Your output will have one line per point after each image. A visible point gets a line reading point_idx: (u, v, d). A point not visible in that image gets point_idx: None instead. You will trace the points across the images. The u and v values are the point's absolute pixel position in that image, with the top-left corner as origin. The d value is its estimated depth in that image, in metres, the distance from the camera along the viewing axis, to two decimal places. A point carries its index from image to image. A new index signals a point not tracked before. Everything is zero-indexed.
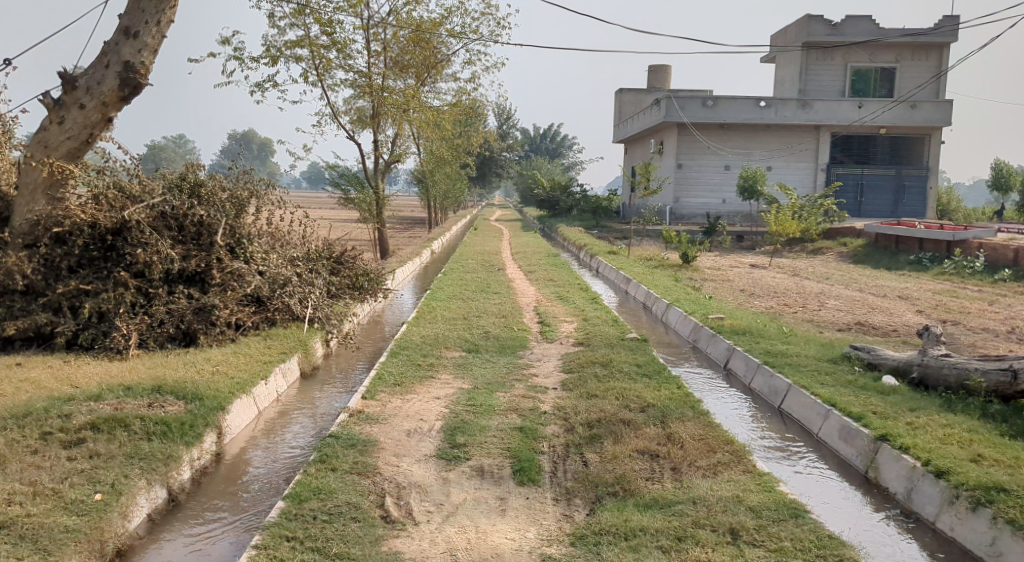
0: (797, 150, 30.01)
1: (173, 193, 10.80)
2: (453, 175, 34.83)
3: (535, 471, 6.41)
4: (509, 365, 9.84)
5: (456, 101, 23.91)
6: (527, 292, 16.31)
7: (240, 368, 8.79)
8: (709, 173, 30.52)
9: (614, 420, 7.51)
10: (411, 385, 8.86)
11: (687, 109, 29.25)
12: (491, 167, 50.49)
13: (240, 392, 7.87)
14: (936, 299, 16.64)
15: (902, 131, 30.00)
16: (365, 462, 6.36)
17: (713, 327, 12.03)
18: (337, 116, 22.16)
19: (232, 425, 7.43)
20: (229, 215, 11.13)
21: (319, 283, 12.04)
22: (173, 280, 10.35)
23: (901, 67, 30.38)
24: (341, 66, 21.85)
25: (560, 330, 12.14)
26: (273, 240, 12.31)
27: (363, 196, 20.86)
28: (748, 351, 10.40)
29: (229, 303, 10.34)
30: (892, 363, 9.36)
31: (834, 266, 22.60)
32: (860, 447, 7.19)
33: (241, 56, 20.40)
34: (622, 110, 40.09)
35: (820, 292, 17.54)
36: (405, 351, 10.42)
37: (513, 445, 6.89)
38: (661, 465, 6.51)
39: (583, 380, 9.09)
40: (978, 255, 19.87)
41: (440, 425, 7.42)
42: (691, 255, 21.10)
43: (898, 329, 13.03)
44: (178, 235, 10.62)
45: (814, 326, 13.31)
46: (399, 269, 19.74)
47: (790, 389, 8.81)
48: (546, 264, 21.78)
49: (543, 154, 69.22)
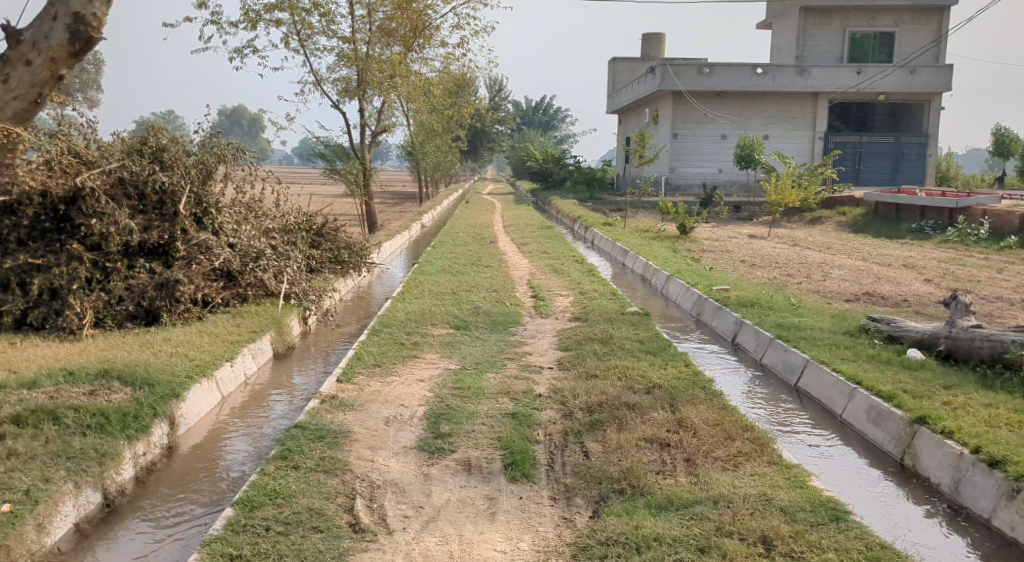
0: (796, 117, 29.10)
1: (132, 158, 9.83)
2: (444, 146, 33.82)
3: (529, 465, 5.61)
4: (500, 343, 9.02)
5: (445, 68, 22.92)
6: (520, 265, 15.48)
7: (200, 348, 7.89)
8: (705, 142, 29.64)
9: (618, 403, 6.73)
10: (391, 366, 8.05)
11: (683, 77, 28.31)
12: (481, 140, 49.39)
13: (199, 377, 7.03)
14: (943, 268, 15.86)
15: (901, 98, 29.01)
16: (333, 457, 5.52)
17: (718, 299, 11.23)
18: (320, 84, 21.17)
19: (189, 414, 6.60)
20: (196, 181, 10.17)
21: (297, 256, 11.20)
22: (134, 253, 9.47)
23: (900, 32, 29.41)
24: (323, 32, 20.87)
25: (556, 304, 11.33)
26: (248, 210, 11.41)
27: (350, 168, 19.90)
28: (758, 324, 9.63)
29: (195, 278, 9.45)
30: (916, 335, 8.68)
31: (835, 235, 21.79)
32: (892, 431, 6.46)
33: (218, 21, 19.43)
34: (616, 80, 39.03)
35: (823, 262, 16.71)
36: (388, 328, 9.61)
37: (505, 434, 6.10)
38: (673, 456, 5.71)
39: (581, 357, 8.32)
40: (983, 222, 19.08)
41: (423, 412, 6.61)
42: (689, 226, 20.19)
43: (909, 300, 12.25)
44: (138, 205, 9.66)
45: (821, 296, 12.54)
46: (386, 243, 18.86)
47: (807, 365, 8.05)
48: (540, 236, 20.97)
49: (536, 126, 68.03)
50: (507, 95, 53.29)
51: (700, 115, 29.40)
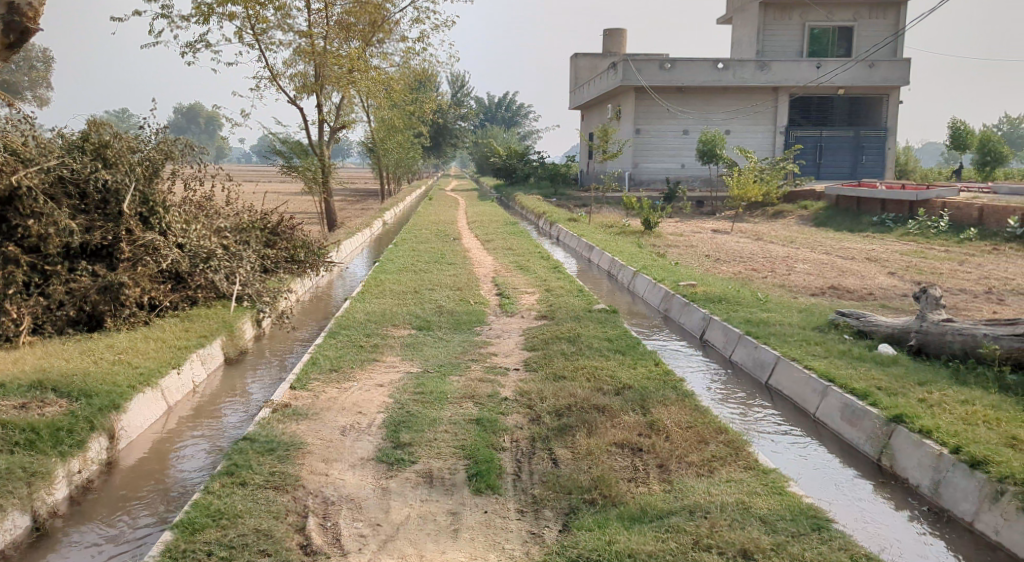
0: (757, 112, 29.12)
1: (73, 155, 9.27)
2: (406, 143, 33.33)
3: (495, 475, 5.31)
4: (464, 344, 8.70)
5: (405, 62, 22.45)
6: (484, 262, 15.15)
7: (144, 355, 7.44)
8: (668, 137, 29.56)
9: (587, 406, 6.46)
10: (349, 371, 7.69)
11: (645, 72, 28.18)
12: (444, 136, 48.91)
13: (142, 386, 6.62)
14: (905, 260, 15.86)
15: (860, 92, 29.17)
16: (283, 472, 5.18)
17: (685, 295, 11.02)
18: (276, 79, 20.60)
19: (131, 426, 6.19)
20: (142, 179, 9.65)
21: (249, 256, 10.76)
22: (75, 255, 8.97)
23: (858, 26, 29.57)
24: (279, 26, 20.33)
25: (521, 302, 11.04)
26: (198, 209, 10.94)
27: (309, 165, 19.38)
28: (727, 320, 9.42)
29: (141, 281, 8.98)
30: (886, 330, 8.53)
31: (797, 229, 21.78)
32: (868, 430, 6.27)
33: (168, 15, 18.79)
34: (578, 75, 38.82)
35: (787, 256, 16.63)
36: (347, 330, 9.23)
37: (469, 442, 5.79)
38: (645, 461, 5.45)
39: (548, 358, 8.03)
40: (943, 214, 19.16)
41: (382, 420, 6.28)
42: (653, 221, 20.02)
43: (875, 293, 12.16)
44: (79, 204, 9.14)
45: (787, 291, 12.41)
46: (347, 241, 18.41)
47: (778, 362, 7.85)
48: (504, 232, 20.67)
49: (499, 122, 67.65)
50: (469, 91, 52.84)
51: (662, 110, 29.31)
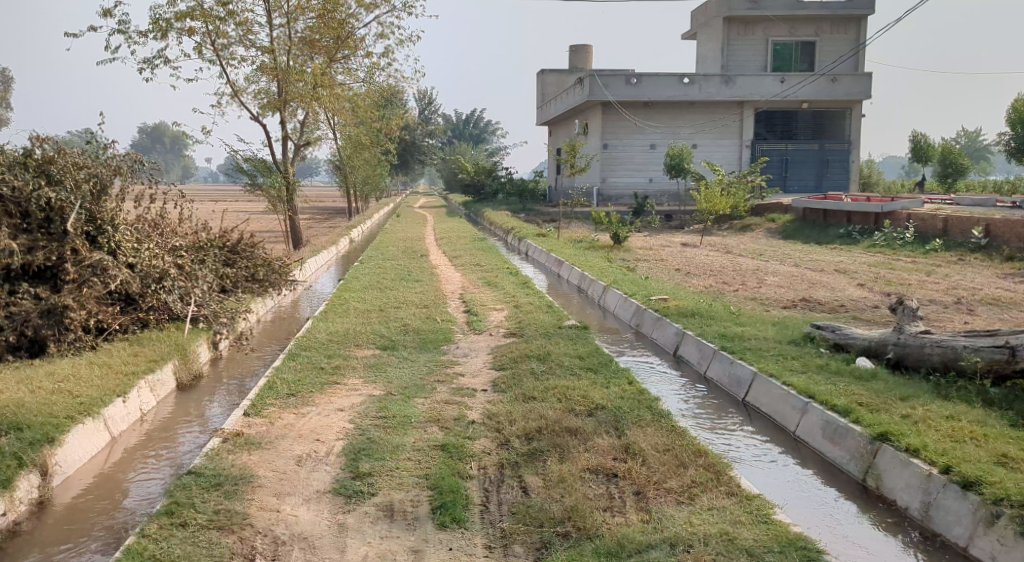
0: (723, 125, 29.15)
1: (14, 172, 8.74)
2: (373, 160, 32.94)
3: (461, 507, 4.95)
4: (430, 364, 8.32)
5: (371, 78, 22.11)
6: (451, 279, 14.80)
7: (88, 383, 6.95)
8: (636, 152, 29.48)
9: (558, 429, 6.12)
10: (308, 395, 7.27)
11: (611, 87, 28.11)
12: (412, 153, 48.55)
13: (83, 416, 6.17)
14: (874, 272, 15.79)
15: (823, 106, 29.36)
16: (230, 511, 4.81)
17: (658, 309, 10.75)
18: (239, 95, 20.16)
19: (67, 461, 5.76)
20: (88, 197, 9.12)
21: (206, 275, 10.27)
22: (16, 277, 8.44)
23: (820, 41, 29.83)
24: (240, 41, 19.90)
25: (489, 320, 10.69)
26: (151, 228, 10.45)
27: (273, 182, 18.88)
28: (701, 335, 9.16)
29: (87, 303, 8.47)
30: (863, 343, 8.31)
31: (765, 242, 21.72)
32: (852, 448, 6.01)
33: (126, 31, 18.31)
34: (545, 91, 38.75)
35: (757, 269, 16.48)
36: (307, 352, 8.81)
37: (433, 471, 5.42)
38: (622, 488, 5.12)
39: (517, 378, 7.68)
40: (909, 226, 19.18)
41: (341, 448, 5.89)
42: (623, 235, 19.74)
43: (847, 305, 11.99)
44: (20, 223, 8.61)
45: (758, 304, 12.20)
46: (312, 260, 17.95)
47: (755, 378, 7.58)
48: (472, 248, 20.34)
49: (467, 139, 67.47)
50: (437, 108, 52.59)
51: (629, 124, 29.23)
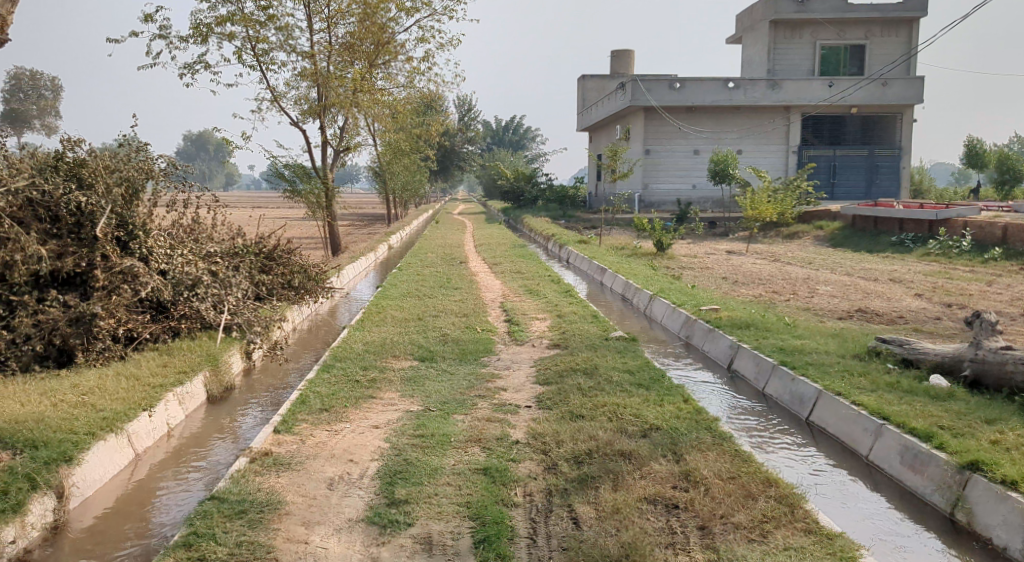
0: (770, 130, 28.37)
1: (45, 175, 8.48)
2: (413, 165, 32.67)
3: (505, 540, 4.52)
4: (469, 378, 7.86)
5: (410, 83, 21.82)
6: (491, 287, 14.38)
7: (113, 396, 6.61)
8: (679, 157, 28.81)
9: (610, 452, 5.62)
10: (342, 410, 6.87)
11: (654, 92, 27.53)
12: (451, 160, 48.37)
13: (105, 433, 5.82)
14: (931, 281, 15.00)
15: (873, 110, 28.43)
16: (253, 543, 4.46)
17: (709, 320, 10.18)
18: (278, 100, 20.00)
19: (86, 481, 5.43)
20: (119, 201, 8.82)
21: (240, 282, 9.94)
22: (44, 283, 8.18)
23: (870, 44, 28.88)
24: (281, 46, 19.75)
25: (531, 330, 10.22)
26: (185, 234, 10.15)
27: (312, 188, 18.61)
28: (757, 349, 8.59)
29: (116, 311, 8.17)
30: (935, 359, 7.68)
31: (813, 250, 20.95)
32: (935, 477, 5.45)
33: (168, 36, 18.25)
34: (586, 97, 38.25)
35: (807, 277, 15.79)
36: (342, 363, 8.42)
37: (474, 497, 4.99)
38: (683, 523, 4.64)
39: (562, 393, 7.20)
40: (965, 234, 18.29)
41: (376, 469, 5.47)
42: (666, 243, 19.16)
43: (907, 316, 11.30)
44: (50, 228, 8.34)
45: (813, 314, 11.55)
46: (350, 266, 17.64)
47: (820, 397, 7.00)
48: (512, 255, 19.91)
49: (507, 146, 67.25)
50: (477, 114, 52.35)
51: (673, 129, 28.59)
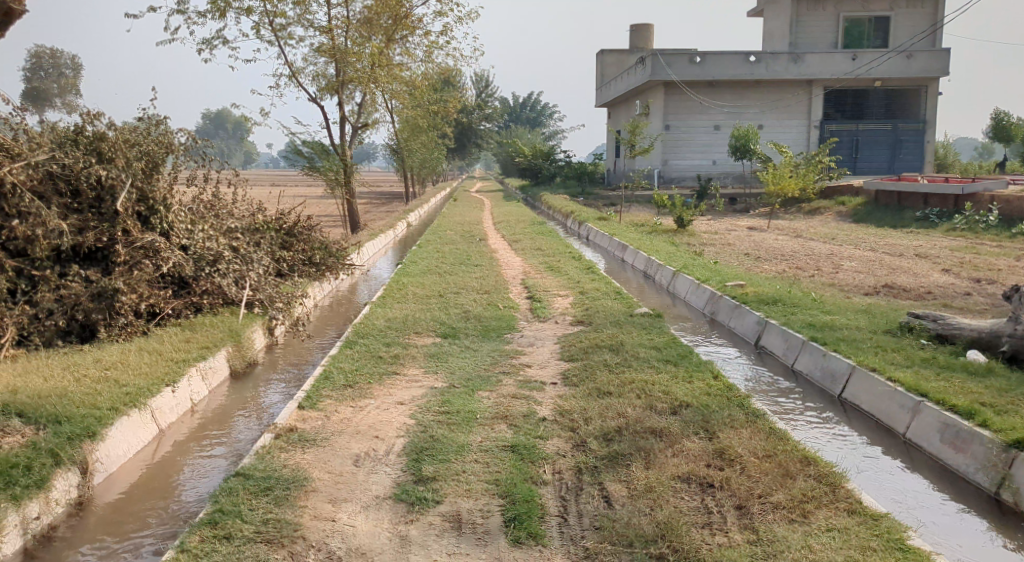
0: (793, 105, 27.90)
1: (65, 149, 8.38)
2: (431, 142, 32.45)
3: (537, 519, 4.42)
4: (493, 354, 7.74)
5: (428, 59, 21.59)
6: (512, 263, 14.23)
7: (136, 371, 6.54)
8: (700, 132, 28.42)
9: (641, 429, 5.49)
10: (365, 386, 6.78)
11: (675, 65, 27.12)
12: (468, 138, 48.07)
13: (129, 408, 5.75)
14: (958, 257, 14.69)
15: (898, 83, 27.89)
16: (279, 520, 4.38)
17: (735, 296, 9.99)
18: (296, 76, 19.84)
19: (110, 458, 5.37)
20: (139, 175, 8.73)
21: (261, 258, 9.85)
22: (65, 258, 8.11)
23: (895, 16, 28.29)
24: (299, 22, 19.57)
25: (554, 306, 10.07)
26: (205, 209, 10.06)
27: (331, 165, 18.47)
28: (786, 325, 8.41)
29: (138, 286, 8.11)
30: (971, 334, 7.47)
31: (835, 225, 20.56)
32: (979, 456, 5.29)
33: (185, 12, 18.12)
34: (605, 72, 37.80)
35: (831, 253, 15.51)
36: (364, 339, 8.32)
37: (503, 474, 4.88)
38: (720, 502, 4.52)
39: (589, 370, 7.06)
40: (992, 208, 17.90)
41: (402, 446, 5.37)
42: (687, 219, 18.90)
43: (935, 292, 11.05)
44: (71, 203, 8.26)
45: (839, 290, 11.32)
46: (369, 243, 17.53)
47: (853, 373, 6.83)
48: (531, 232, 19.75)
49: (523, 123, 66.79)
50: (494, 91, 51.94)
51: (694, 104, 28.18)
